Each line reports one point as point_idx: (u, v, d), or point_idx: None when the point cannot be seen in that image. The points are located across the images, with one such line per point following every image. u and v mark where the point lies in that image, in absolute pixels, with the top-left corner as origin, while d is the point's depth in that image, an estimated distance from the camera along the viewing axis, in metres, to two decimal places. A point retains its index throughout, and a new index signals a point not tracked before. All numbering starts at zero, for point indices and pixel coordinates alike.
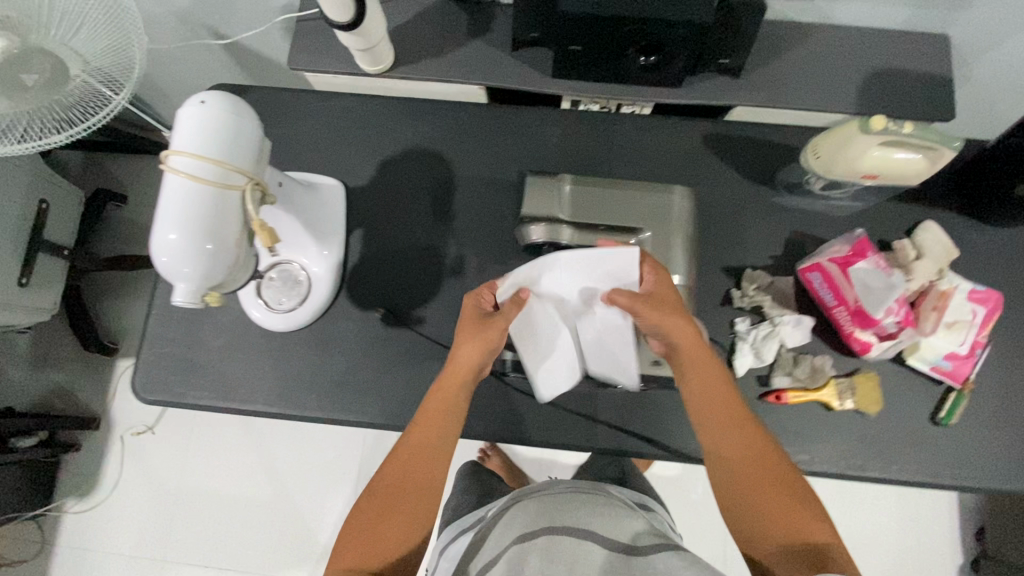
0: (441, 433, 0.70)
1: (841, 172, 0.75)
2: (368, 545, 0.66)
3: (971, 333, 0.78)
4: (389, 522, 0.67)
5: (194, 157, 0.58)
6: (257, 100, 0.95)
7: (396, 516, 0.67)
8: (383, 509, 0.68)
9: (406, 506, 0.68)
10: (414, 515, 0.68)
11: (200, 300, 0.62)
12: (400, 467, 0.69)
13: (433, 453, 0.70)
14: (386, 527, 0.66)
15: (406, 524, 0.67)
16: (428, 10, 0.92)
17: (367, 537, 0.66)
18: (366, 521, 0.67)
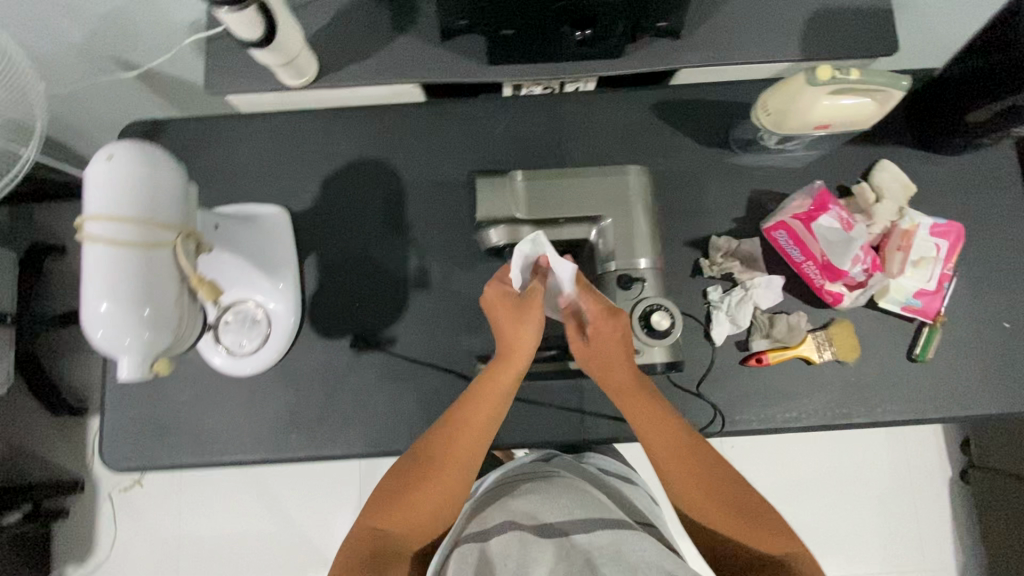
0: (486, 416, 0.70)
1: (793, 126, 0.73)
2: (393, 520, 0.68)
3: (937, 267, 0.78)
4: (418, 497, 0.68)
5: (111, 220, 0.54)
6: (179, 133, 0.89)
7: (427, 494, 0.68)
8: (412, 489, 0.69)
9: (438, 484, 0.69)
10: (441, 509, 0.69)
11: (149, 369, 0.58)
12: (438, 448, 0.70)
13: (474, 436, 0.70)
14: (418, 499, 0.68)
15: (438, 502, 0.69)
16: (345, 11, 0.86)
17: (392, 510, 0.68)
18: (392, 497, 0.69)
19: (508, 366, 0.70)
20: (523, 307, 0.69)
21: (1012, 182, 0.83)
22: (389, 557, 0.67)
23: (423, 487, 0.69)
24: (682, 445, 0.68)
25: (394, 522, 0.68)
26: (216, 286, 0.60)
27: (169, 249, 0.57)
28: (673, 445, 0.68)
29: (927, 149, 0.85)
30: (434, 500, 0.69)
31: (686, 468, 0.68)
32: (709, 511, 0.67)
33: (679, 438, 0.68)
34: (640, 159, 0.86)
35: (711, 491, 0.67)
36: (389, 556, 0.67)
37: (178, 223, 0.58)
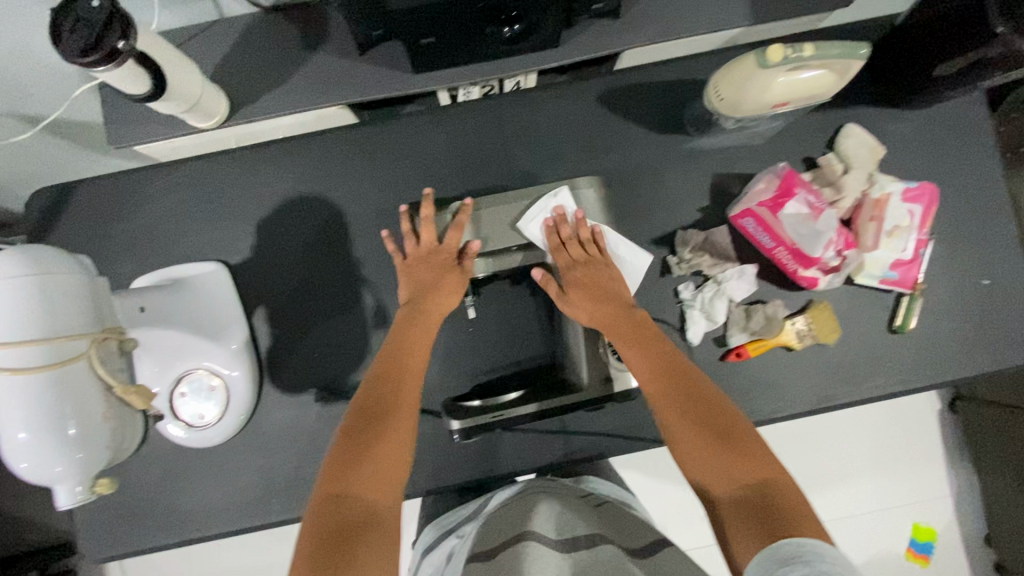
0: (418, 360, 0.67)
1: (748, 112, 0.68)
2: (354, 479, 0.55)
3: (912, 234, 0.75)
4: (379, 448, 0.58)
5: (6, 346, 0.48)
6: (93, 196, 0.81)
7: (387, 442, 0.59)
8: (367, 442, 0.58)
9: (395, 431, 0.60)
10: (381, 478, 0.56)
11: (92, 490, 0.54)
12: (383, 393, 0.63)
13: (411, 375, 0.65)
14: (379, 452, 0.58)
15: (399, 452, 0.59)
16: (246, 35, 0.77)
17: (352, 468, 0.56)
18: (348, 455, 0.57)
19: (433, 315, 0.70)
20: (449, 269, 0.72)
21: (981, 130, 0.79)
22: (363, 533, 0.51)
23: (381, 435, 0.59)
24: (665, 372, 0.64)
25: (356, 478, 0.55)
26: (147, 390, 0.55)
27: (85, 361, 0.52)
28: (652, 373, 0.64)
29: (892, 106, 0.80)
30: (389, 453, 0.58)
31: (666, 397, 0.62)
32: (696, 444, 0.58)
33: (659, 365, 0.64)
34: (594, 155, 0.80)
35: (694, 420, 0.59)
36: (360, 532, 0.51)
37: (89, 329, 0.53)
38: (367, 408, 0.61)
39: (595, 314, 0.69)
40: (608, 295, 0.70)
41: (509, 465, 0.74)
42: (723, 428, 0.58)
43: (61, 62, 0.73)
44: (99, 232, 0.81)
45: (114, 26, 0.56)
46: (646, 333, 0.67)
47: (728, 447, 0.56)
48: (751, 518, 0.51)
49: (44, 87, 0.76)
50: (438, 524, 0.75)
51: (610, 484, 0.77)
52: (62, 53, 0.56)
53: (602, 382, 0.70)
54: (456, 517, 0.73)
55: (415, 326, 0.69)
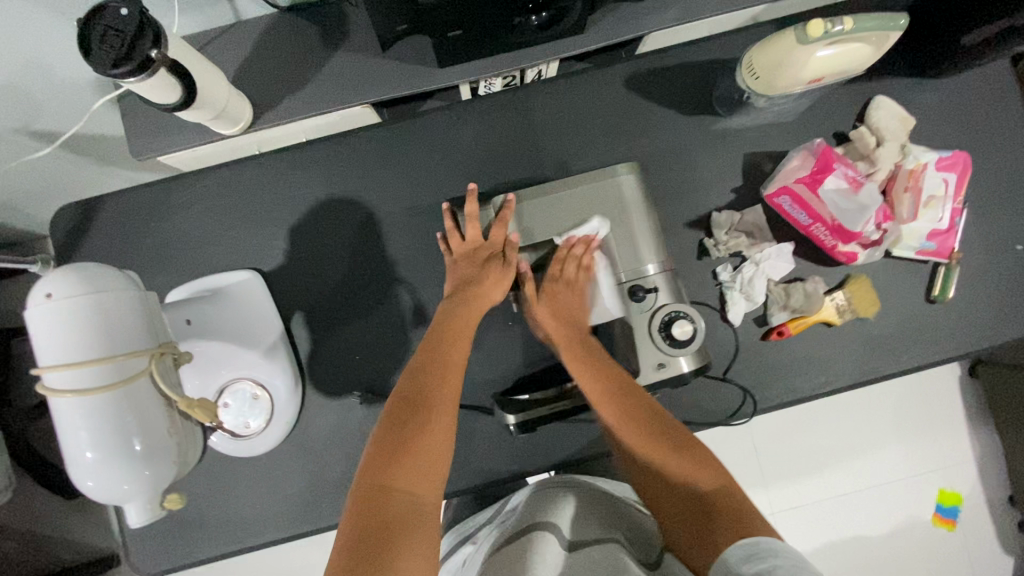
0: (458, 355, 0.66)
1: (780, 91, 0.69)
2: (396, 474, 0.54)
3: (947, 203, 0.75)
4: (421, 442, 0.57)
5: (69, 367, 0.48)
6: (124, 210, 0.80)
7: (429, 437, 0.57)
8: (409, 436, 0.57)
9: (437, 426, 0.58)
10: (421, 473, 0.55)
11: (159, 507, 0.53)
12: (421, 387, 0.62)
13: (450, 371, 0.64)
14: (422, 449, 0.56)
15: (441, 447, 0.58)
16: (267, 37, 0.75)
17: (391, 460, 0.55)
18: (388, 449, 0.56)
19: (472, 309, 0.70)
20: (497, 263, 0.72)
21: (1009, 95, 0.79)
22: (405, 532, 0.50)
23: (423, 429, 0.57)
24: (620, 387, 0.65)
25: (400, 472, 0.54)
26: (208, 403, 0.54)
27: (145, 377, 0.51)
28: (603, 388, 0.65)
29: (920, 76, 0.79)
30: (433, 448, 0.57)
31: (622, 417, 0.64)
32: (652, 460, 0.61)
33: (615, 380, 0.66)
34: (623, 142, 0.80)
35: (650, 429, 0.63)
36: (402, 530, 0.50)
37: (145, 345, 0.52)
38: (408, 400, 0.60)
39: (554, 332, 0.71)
40: (570, 318, 0.71)
41: (559, 455, 0.75)
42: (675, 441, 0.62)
43: (82, 75, 0.71)
44: (130, 246, 0.80)
45: (145, 34, 0.55)
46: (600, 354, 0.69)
47: (677, 449, 0.61)
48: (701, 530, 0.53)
49: (63, 103, 0.75)
50: (454, 531, 0.76)
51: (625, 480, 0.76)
52: (92, 64, 0.54)
53: (654, 368, 0.68)
54: (472, 523, 0.74)
55: (456, 320, 0.69)
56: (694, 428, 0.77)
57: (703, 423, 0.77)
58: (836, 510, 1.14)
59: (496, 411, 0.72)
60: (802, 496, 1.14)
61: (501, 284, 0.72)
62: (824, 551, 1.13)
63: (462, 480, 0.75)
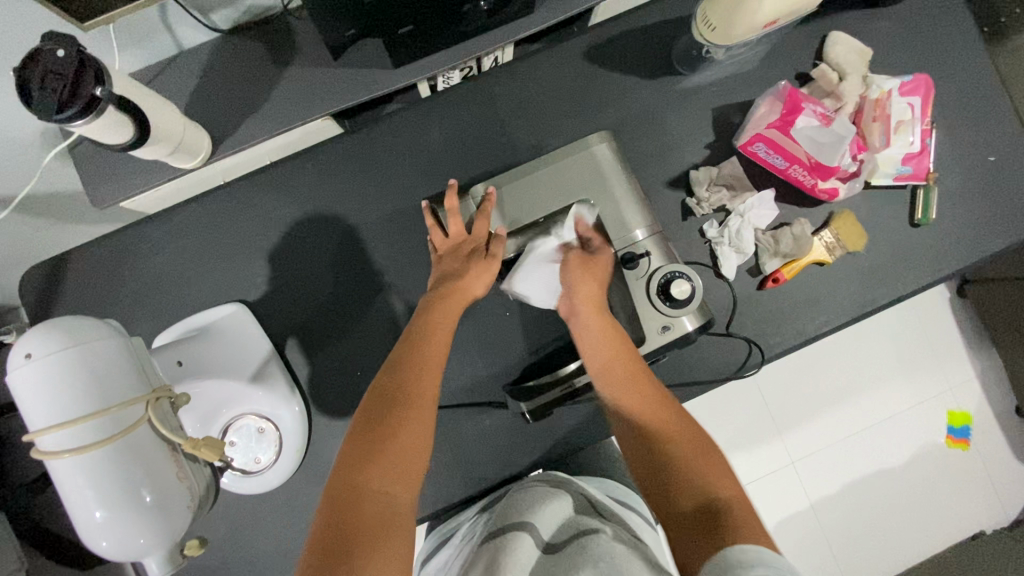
0: (437, 349, 0.63)
1: (736, 40, 0.69)
2: (373, 473, 0.51)
3: (917, 126, 0.76)
4: (402, 440, 0.54)
5: (62, 428, 0.46)
6: (96, 261, 0.78)
7: (408, 433, 0.54)
8: (387, 431, 0.54)
9: (416, 423, 0.56)
10: (401, 471, 0.52)
11: (179, 556, 0.52)
12: (397, 378, 0.59)
13: (429, 363, 0.61)
14: (401, 444, 0.54)
15: (420, 445, 0.55)
16: (213, 62, 0.73)
17: (367, 458, 0.52)
18: (365, 446, 0.53)
19: (455, 301, 0.68)
20: (486, 255, 0.70)
21: (956, 13, 0.80)
22: (379, 536, 0.47)
23: (401, 425, 0.55)
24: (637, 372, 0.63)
25: (376, 470, 0.51)
26: (214, 440, 0.52)
27: (144, 424, 0.50)
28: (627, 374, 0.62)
29: (869, 7, 0.80)
30: (415, 439, 0.55)
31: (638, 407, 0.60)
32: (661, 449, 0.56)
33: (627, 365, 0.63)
34: (590, 116, 0.79)
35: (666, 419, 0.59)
36: (373, 530, 0.47)
37: (139, 391, 0.50)
38: (386, 394, 0.57)
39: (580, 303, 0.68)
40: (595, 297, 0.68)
41: (577, 436, 0.74)
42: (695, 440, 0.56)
43: (25, 132, 0.69)
44: (107, 299, 0.78)
45: (87, 74, 0.52)
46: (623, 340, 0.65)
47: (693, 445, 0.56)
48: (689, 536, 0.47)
49: (10, 164, 0.72)
50: (438, 528, 0.73)
51: (607, 482, 0.73)
52: (35, 112, 0.52)
53: (660, 332, 0.67)
54: (451, 524, 0.71)
55: (436, 315, 0.66)
56: (706, 387, 0.76)
57: (713, 382, 0.76)
58: (853, 448, 1.15)
59: (510, 403, 0.71)
60: (816, 440, 1.15)
61: (484, 275, 0.69)
62: (848, 490, 1.14)
63: (485, 477, 0.74)
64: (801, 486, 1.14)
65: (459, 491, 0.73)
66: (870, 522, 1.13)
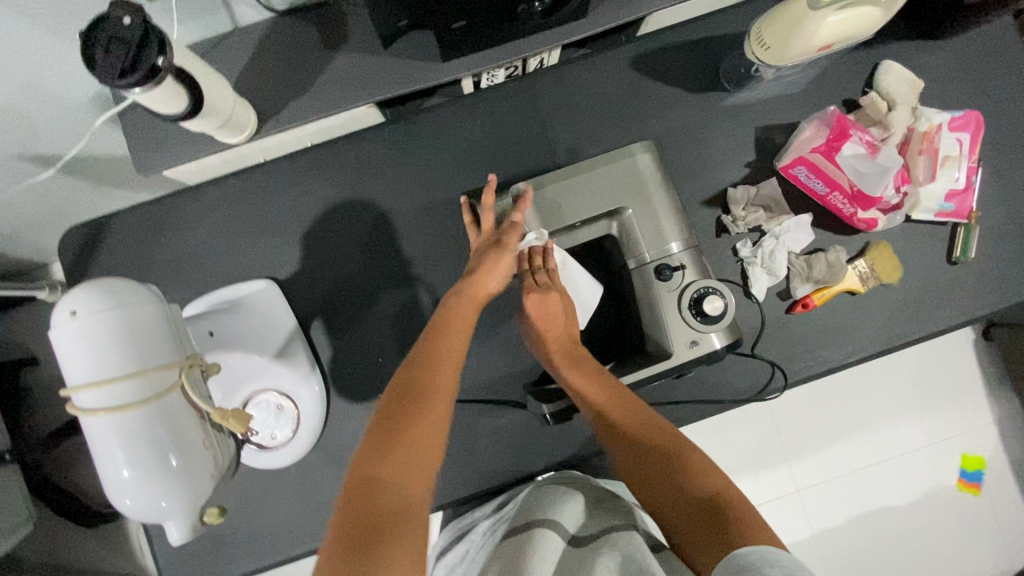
0: (453, 351, 0.62)
1: (800, 44, 0.65)
2: (387, 468, 0.51)
3: (963, 162, 0.75)
4: (415, 435, 0.54)
5: (98, 386, 0.47)
6: (135, 226, 0.80)
7: (421, 429, 0.54)
8: (402, 425, 0.54)
9: (433, 418, 0.56)
10: (415, 468, 0.52)
11: (198, 524, 0.53)
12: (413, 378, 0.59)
13: (445, 365, 0.60)
14: (415, 440, 0.53)
15: (434, 441, 0.55)
16: (266, 40, 0.73)
17: (381, 450, 0.52)
18: (382, 438, 0.53)
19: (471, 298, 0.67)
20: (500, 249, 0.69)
21: (1013, 52, 0.79)
22: (390, 531, 0.46)
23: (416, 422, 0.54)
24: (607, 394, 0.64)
25: (389, 463, 0.51)
26: (241, 412, 0.53)
27: (177, 390, 0.51)
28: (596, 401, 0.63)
29: (924, 40, 0.79)
30: (431, 436, 0.54)
31: (623, 426, 0.61)
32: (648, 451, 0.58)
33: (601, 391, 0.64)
34: (632, 125, 0.79)
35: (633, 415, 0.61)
36: (390, 525, 0.47)
37: (174, 358, 0.51)
38: (406, 390, 0.57)
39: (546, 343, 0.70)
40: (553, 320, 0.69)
41: (591, 443, 0.74)
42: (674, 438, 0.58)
43: (81, 96, 0.70)
44: (142, 265, 0.79)
45: (149, 43, 0.53)
46: (590, 365, 0.67)
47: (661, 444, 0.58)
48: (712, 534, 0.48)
49: (61, 126, 0.73)
50: (453, 522, 0.74)
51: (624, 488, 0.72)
52: (99, 78, 0.53)
53: (687, 346, 0.67)
54: (467, 520, 0.72)
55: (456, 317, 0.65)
56: (726, 406, 0.76)
57: (735, 402, 0.76)
58: (863, 483, 1.13)
59: (530, 403, 0.72)
60: (825, 471, 1.13)
61: (497, 271, 0.69)
62: (854, 524, 1.13)
63: (496, 475, 0.74)
64: (807, 515, 1.13)
65: (470, 486, 0.74)
66: (874, 558, 1.12)
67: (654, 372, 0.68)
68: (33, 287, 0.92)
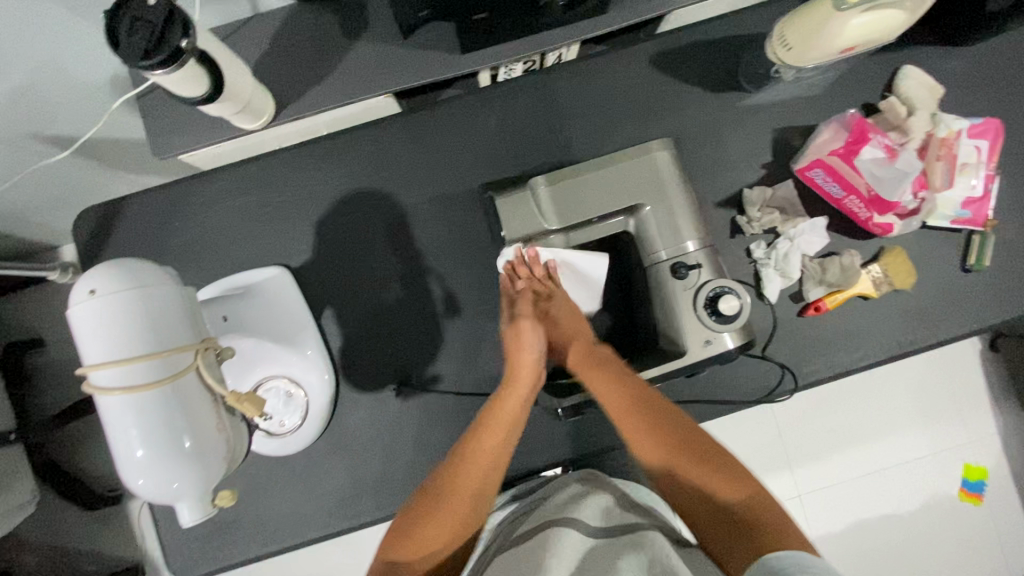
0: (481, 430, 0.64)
1: (824, 44, 0.65)
2: (413, 562, 0.56)
3: (981, 170, 0.75)
4: (428, 530, 0.58)
5: (115, 366, 0.47)
6: (148, 209, 0.80)
7: (434, 523, 0.58)
8: (421, 517, 0.59)
9: (452, 506, 0.60)
10: (432, 550, 0.57)
11: (210, 506, 0.53)
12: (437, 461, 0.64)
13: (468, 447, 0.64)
14: (428, 534, 0.58)
15: (453, 527, 0.59)
16: (286, 27, 0.73)
17: (405, 545, 0.57)
18: (404, 532, 0.58)
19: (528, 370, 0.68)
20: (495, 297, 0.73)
21: None
22: None
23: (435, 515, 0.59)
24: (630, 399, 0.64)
25: (411, 557, 0.57)
26: (255, 396, 0.53)
27: (192, 372, 0.51)
28: (620, 407, 0.63)
29: (945, 45, 0.79)
30: (446, 525, 0.59)
31: (648, 423, 0.61)
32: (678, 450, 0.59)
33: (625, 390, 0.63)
34: (649, 123, 0.79)
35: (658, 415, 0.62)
36: None
37: (190, 340, 0.51)
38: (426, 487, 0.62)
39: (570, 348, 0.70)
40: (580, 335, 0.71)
41: (598, 440, 0.74)
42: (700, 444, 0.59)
43: (99, 78, 0.70)
44: (155, 249, 0.79)
45: (173, 26, 0.53)
46: (614, 368, 0.66)
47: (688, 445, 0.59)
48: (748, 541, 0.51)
49: (78, 107, 0.73)
50: None
51: (632, 485, 0.72)
52: (122, 57, 0.53)
53: (701, 345, 0.67)
54: None
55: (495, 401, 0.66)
56: (734, 407, 0.76)
57: (744, 403, 0.76)
58: (865, 489, 1.13)
59: (541, 397, 0.72)
60: (827, 476, 1.13)
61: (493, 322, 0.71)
62: (855, 530, 1.13)
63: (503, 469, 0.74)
64: (809, 520, 1.13)
65: None
66: (873, 565, 1.12)
67: (670, 369, 0.68)
68: (44, 269, 0.93)
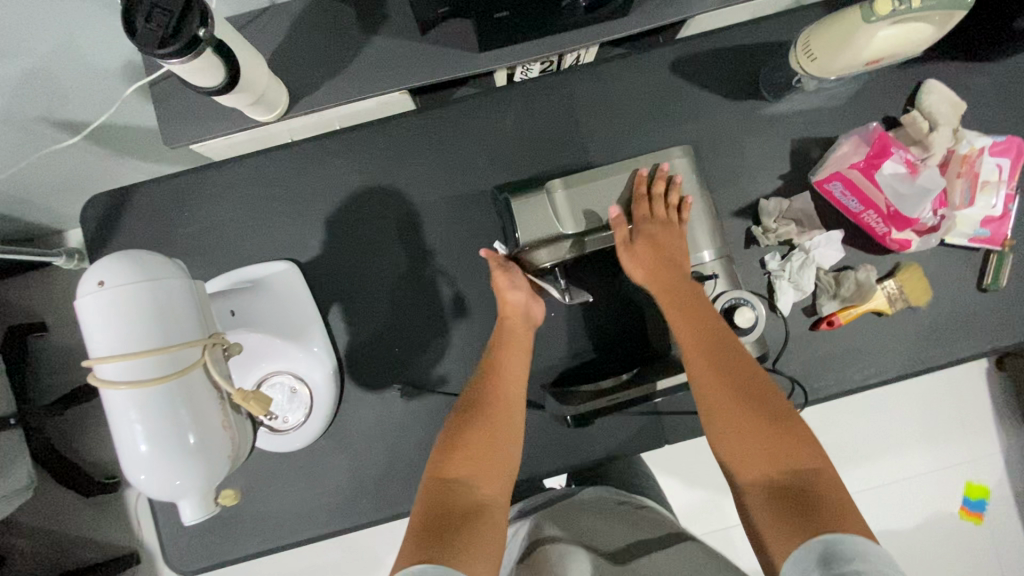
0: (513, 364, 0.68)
1: (850, 55, 0.64)
2: (459, 474, 0.58)
3: (1002, 189, 0.73)
4: (470, 445, 0.60)
5: (122, 360, 0.46)
6: (157, 197, 0.79)
7: (481, 440, 0.61)
8: (472, 436, 0.61)
9: (491, 429, 0.62)
10: (477, 468, 0.59)
11: (212, 504, 0.52)
12: (490, 394, 0.65)
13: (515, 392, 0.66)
14: (473, 446, 0.60)
15: (496, 448, 0.61)
16: (303, 19, 0.72)
17: (454, 460, 0.59)
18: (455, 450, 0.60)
19: (522, 326, 0.70)
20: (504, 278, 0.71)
21: None
22: (465, 527, 0.53)
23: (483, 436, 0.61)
24: (710, 342, 0.62)
25: (457, 470, 0.58)
26: (262, 395, 0.52)
27: (199, 368, 0.50)
28: (702, 352, 0.61)
29: (970, 61, 0.78)
30: (487, 443, 0.61)
31: (727, 373, 0.59)
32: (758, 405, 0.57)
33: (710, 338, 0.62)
34: (667, 128, 0.78)
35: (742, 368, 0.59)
36: (459, 526, 0.53)
37: (198, 335, 0.50)
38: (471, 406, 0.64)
39: (652, 272, 0.67)
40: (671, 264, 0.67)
41: (605, 448, 0.73)
42: (773, 406, 0.56)
43: (113, 63, 0.69)
44: (162, 239, 0.79)
45: (191, 15, 0.53)
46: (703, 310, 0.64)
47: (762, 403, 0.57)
48: (810, 511, 0.49)
49: (91, 92, 0.72)
50: None
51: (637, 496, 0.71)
52: (138, 45, 0.52)
53: None
54: None
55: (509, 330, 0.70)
56: None
57: None
58: (866, 505, 1.12)
59: (548, 403, 0.71)
60: None
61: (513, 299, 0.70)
62: None
63: None
64: None
65: None
66: None
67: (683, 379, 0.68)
68: (51, 255, 0.93)
